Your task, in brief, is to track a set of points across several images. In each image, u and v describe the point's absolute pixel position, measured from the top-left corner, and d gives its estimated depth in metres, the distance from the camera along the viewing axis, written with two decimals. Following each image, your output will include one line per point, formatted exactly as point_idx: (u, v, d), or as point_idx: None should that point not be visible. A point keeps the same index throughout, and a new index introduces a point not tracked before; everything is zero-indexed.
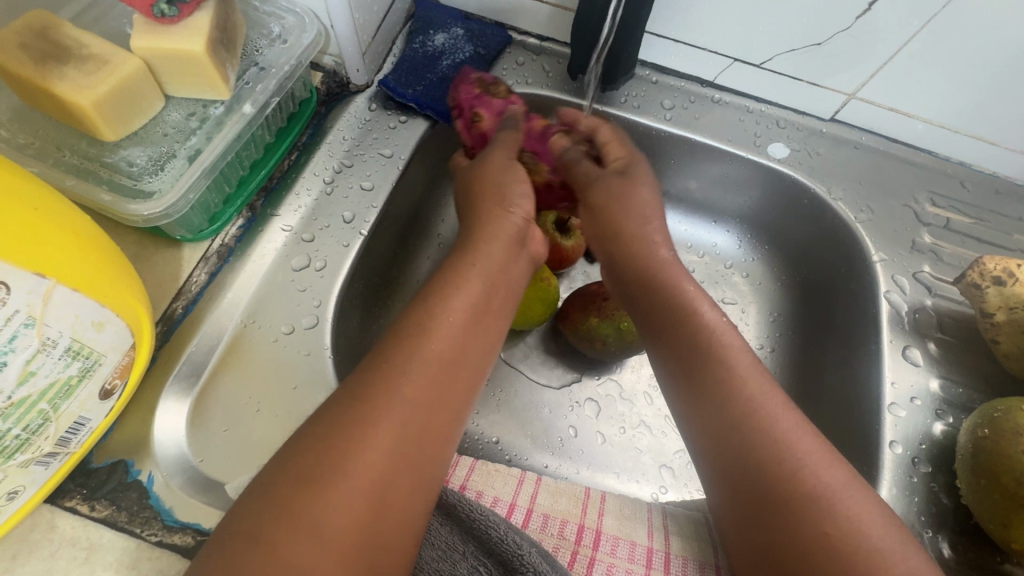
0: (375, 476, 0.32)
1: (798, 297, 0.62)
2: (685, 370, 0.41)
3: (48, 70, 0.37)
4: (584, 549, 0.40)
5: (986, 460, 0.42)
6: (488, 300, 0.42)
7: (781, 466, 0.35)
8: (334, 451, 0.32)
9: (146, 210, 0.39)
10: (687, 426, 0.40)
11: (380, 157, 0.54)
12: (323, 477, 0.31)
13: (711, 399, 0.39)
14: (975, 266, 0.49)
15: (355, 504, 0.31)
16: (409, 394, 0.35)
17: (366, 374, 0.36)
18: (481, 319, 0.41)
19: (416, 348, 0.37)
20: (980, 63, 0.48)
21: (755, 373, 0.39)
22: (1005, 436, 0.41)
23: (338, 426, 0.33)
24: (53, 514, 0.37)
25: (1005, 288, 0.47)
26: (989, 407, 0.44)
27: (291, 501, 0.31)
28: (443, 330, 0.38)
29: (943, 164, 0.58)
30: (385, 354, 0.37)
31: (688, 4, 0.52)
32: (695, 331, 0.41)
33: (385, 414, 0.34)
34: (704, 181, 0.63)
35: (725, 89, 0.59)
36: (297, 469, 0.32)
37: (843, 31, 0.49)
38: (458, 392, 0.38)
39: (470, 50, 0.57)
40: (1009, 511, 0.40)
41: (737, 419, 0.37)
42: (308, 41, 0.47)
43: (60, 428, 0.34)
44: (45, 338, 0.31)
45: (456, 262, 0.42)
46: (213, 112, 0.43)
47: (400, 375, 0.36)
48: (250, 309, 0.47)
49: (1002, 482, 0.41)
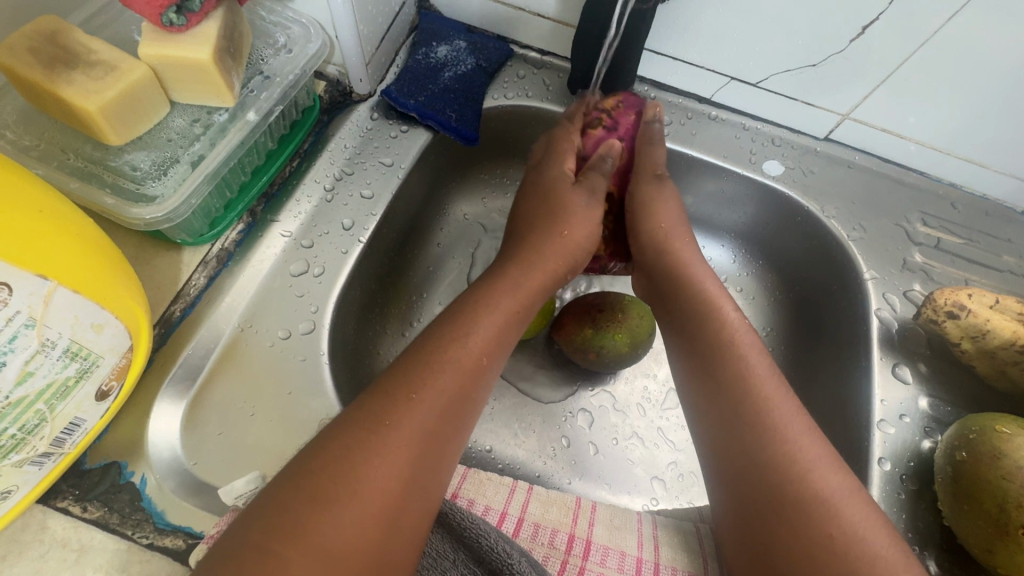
0: (387, 498, 0.33)
1: (790, 313, 0.63)
2: (704, 378, 0.42)
3: (57, 75, 0.38)
4: (574, 558, 0.40)
5: (968, 485, 0.43)
6: (504, 332, 0.43)
7: (790, 470, 0.36)
8: (348, 470, 0.32)
9: (149, 213, 0.40)
10: (703, 436, 0.41)
11: (380, 166, 0.54)
12: (333, 492, 0.31)
13: (727, 398, 0.40)
14: (928, 302, 0.50)
15: (367, 523, 0.31)
16: (428, 420, 0.36)
17: (386, 394, 0.36)
18: (493, 348, 0.41)
19: (438, 372, 0.38)
20: (971, 87, 0.49)
21: (771, 380, 0.41)
22: (985, 457, 0.42)
23: (356, 444, 0.33)
24: (44, 514, 0.37)
25: (960, 320, 0.48)
26: (963, 428, 0.45)
27: (303, 516, 0.30)
28: (464, 357, 0.39)
29: (934, 185, 0.58)
30: (403, 372, 0.38)
31: (686, 24, 0.52)
32: (715, 336, 0.43)
33: (405, 437, 0.34)
34: (700, 197, 0.64)
35: (722, 106, 0.60)
36: (312, 485, 0.32)
37: (837, 53, 0.50)
38: (466, 418, 0.38)
39: (472, 62, 0.58)
40: (994, 537, 0.41)
41: (747, 421, 0.39)
42: (313, 51, 0.48)
43: (56, 428, 0.34)
44: (44, 339, 0.31)
45: (479, 292, 0.44)
46: (217, 118, 0.44)
47: (421, 399, 0.36)
48: (247, 314, 0.47)
49: (985, 508, 0.41)
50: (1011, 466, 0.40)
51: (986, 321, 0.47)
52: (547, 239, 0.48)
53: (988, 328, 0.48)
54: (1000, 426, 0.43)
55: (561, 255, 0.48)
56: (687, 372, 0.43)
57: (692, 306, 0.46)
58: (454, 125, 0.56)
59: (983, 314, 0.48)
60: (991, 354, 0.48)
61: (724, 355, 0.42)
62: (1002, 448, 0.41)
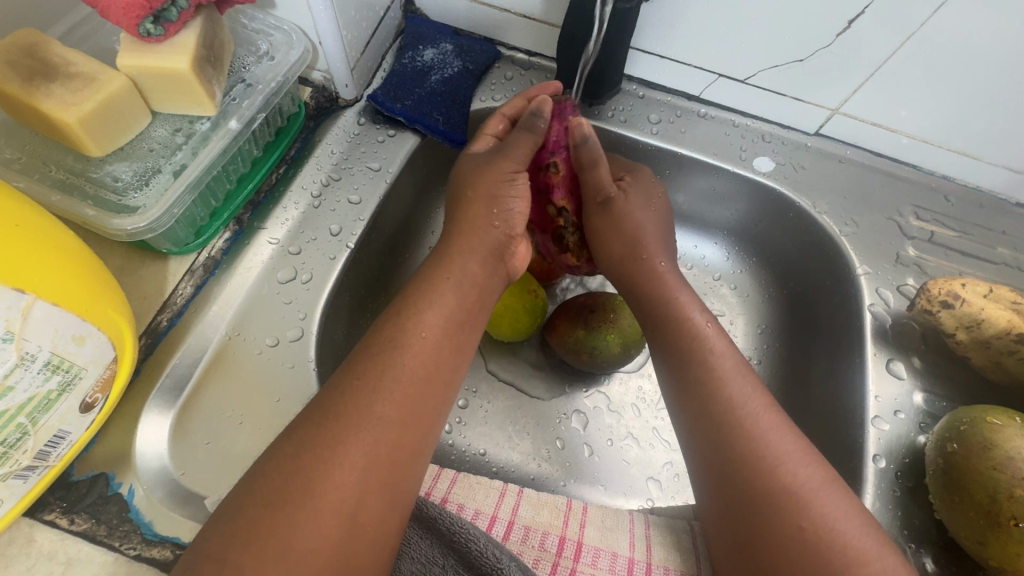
0: (346, 496, 0.33)
1: (784, 309, 0.62)
2: (677, 377, 0.42)
3: (35, 88, 0.38)
4: (565, 561, 0.40)
5: (958, 476, 0.42)
6: (459, 315, 0.42)
7: (760, 466, 0.36)
8: (303, 471, 0.33)
9: (131, 224, 0.40)
10: (687, 440, 0.40)
11: (368, 171, 0.54)
12: (288, 495, 0.32)
13: (696, 397, 0.40)
14: (922, 292, 0.49)
15: (328, 521, 0.32)
16: (381, 410, 0.36)
17: (338, 391, 0.36)
18: (450, 333, 0.41)
19: (386, 362, 0.37)
20: (960, 79, 0.48)
21: (738, 373, 0.41)
22: (975, 450, 0.42)
23: (308, 445, 0.34)
24: (31, 527, 0.37)
25: (955, 309, 0.48)
26: (956, 419, 0.44)
27: (260, 522, 0.31)
28: (415, 345, 0.39)
29: (928, 178, 0.58)
30: (352, 368, 0.37)
31: (672, 22, 0.52)
32: (683, 332, 0.43)
33: (358, 431, 0.34)
34: (692, 194, 0.63)
35: (711, 104, 0.60)
36: (267, 488, 0.32)
37: (824, 48, 0.50)
38: (430, 404, 0.38)
39: (458, 65, 0.57)
40: (985, 529, 0.40)
41: (716, 417, 0.39)
42: (295, 58, 0.48)
43: (40, 442, 0.34)
44: (24, 353, 0.31)
45: (427, 276, 0.43)
46: (199, 128, 0.44)
47: (372, 392, 0.36)
48: (235, 322, 0.47)
49: (976, 499, 0.41)
50: (1003, 457, 0.40)
51: (980, 311, 0.47)
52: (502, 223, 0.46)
53: (982, 317, 0.47)
54: (991, 417, 0.43)
55: (482, 213, 0.46)
56: (663, 368, 0.44)
57: (661, 301, 0.45)
58: (441, 128, 0.56)
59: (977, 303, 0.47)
60: (987, 344, 0.48)
61: (693, 350, 0.42)
62: (993, 438, 0.41)
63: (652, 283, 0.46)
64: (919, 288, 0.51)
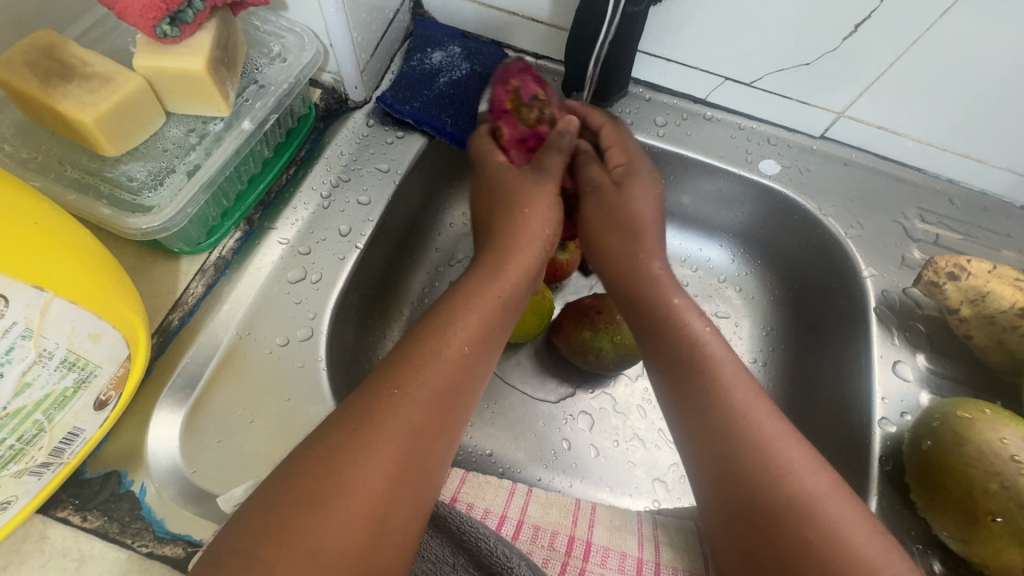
0: (375, 501, 0.33)
1: (790, 311, 0.63)
2: (683, 383, 0.42)
3: (53, 88, 0.38)
4: (574, 560, 0.40)
5: (931, 472, 0.43)
6: (489, 323, 0.42)
7: (763, 473, 0.37)
8: (336, 473, 0.33)
9: (145, 223, 0.40)
10: (684, 447, 0.40)
11: (377, 172, 0.54)
12: (321, 495, 0.32)
13: (698, 402, 0.40)
14: (928, 264, 0.50)
15: (356, 524, 0.32)
16: (414, 417, 0.36)
17: (370, 394, 0.36)
18: (481, 345, 0.41)
19: (422, 371, 0.38)
20: (963, 82, 0.49)
21: (738, 378, 0.41)
22: (946, 446, 0.42)
23: (342, 448, 0.34)
24: (44, 524, 0.38)
25: (960, 281, 0.48)
26: (928, 416, 0.45)
27: (290, 520, 0.31)
28: (448, 355, 0.39)
29: (933, 181, 0.58)
30: (387, 373, 0.37)
31: (679, 25, 0.53)
32: (687, 335, 0.43)
33: (389, 436, 0.34)
34: (697, 197, 0.64)
35: (717, 107, 0.60)
36: (298, 487, 0.32)
37: (831, 51, 0.50)
38: (457, 415, 0.38)
39: (467, 68, 0.58)
40: (966, 526, 0.41)
41: (726, 419, 0.39)
42: (307, 60, 0.48)
43: (54, 438, 0.34)
44: (41, 350, 0.31)
45: (467, 286, 0.43)
46: (212, 128, 0.44)
47: (407, 400, 0.36)
48: (245, 322, 0.47)
49: (954, 496, 0.42)
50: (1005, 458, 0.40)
51: (985, 282, 0.48)
52: (510, 224, 0.46)
53: (986, 290, 0.48)
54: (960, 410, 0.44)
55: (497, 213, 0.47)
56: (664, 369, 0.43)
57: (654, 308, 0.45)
58: (449, 130, 0.56)
59: (982, 276, 0.48)
60: (991, 319, 0.48)
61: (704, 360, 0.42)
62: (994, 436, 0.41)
63: (647, 285, 0.46)
64: (926, 263, 0.52)
